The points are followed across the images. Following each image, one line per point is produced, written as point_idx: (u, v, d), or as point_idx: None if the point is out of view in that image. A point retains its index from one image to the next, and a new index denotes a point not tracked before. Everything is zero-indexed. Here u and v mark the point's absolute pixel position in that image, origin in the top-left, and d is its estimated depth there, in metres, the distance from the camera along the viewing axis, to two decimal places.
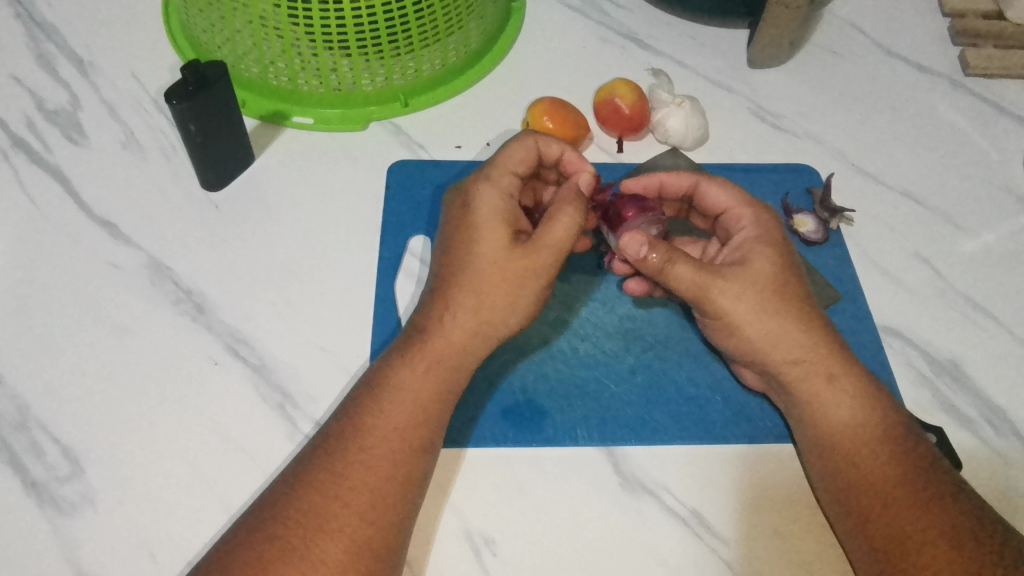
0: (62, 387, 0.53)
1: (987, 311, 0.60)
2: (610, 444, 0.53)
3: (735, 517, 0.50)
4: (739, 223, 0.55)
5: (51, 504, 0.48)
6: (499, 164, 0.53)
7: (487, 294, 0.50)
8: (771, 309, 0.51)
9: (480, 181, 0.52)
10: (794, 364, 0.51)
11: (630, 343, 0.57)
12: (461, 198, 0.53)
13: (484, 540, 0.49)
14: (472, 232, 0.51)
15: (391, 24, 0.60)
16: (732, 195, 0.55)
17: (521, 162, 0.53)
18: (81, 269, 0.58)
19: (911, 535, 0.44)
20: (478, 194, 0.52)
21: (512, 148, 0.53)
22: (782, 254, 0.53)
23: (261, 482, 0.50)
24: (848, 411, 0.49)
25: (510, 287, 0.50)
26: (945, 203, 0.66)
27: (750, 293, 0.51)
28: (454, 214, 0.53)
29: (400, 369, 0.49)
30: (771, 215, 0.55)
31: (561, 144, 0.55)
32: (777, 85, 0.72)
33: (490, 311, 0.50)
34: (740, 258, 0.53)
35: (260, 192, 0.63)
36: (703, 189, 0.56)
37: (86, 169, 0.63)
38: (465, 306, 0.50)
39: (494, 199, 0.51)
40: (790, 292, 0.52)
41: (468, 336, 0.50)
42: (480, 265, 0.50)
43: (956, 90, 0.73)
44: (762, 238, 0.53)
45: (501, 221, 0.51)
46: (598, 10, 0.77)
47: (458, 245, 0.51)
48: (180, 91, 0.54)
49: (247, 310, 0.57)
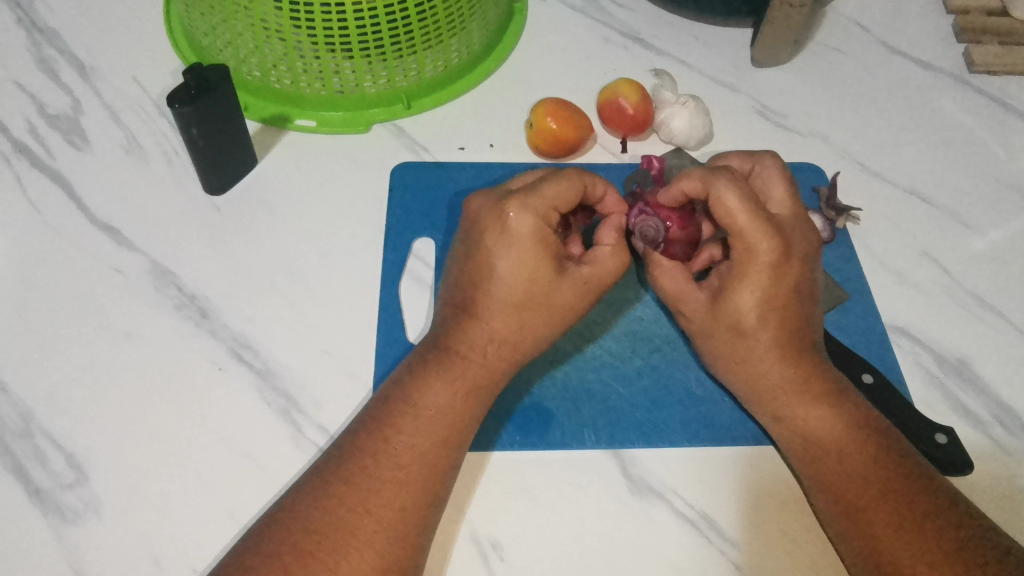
0: (65, 393, 0.52)
1: (996, 310, 0.59)
2: (617, 447, 0.52)
3: (745, 519, 0.50)
4: (741, 249, 0.50)
5: (55, 512, 0.48)
6: (549, 196, 0.50)
7: (526, 324, 0.50)
8: (734, 344, 0.51)
9: (528, 211, 0.49)
10: (747, 393, 0.52)
11: (638, 346, 0.57)
12: (499, 219, 0.50)
13: (491, 545, 0.48)
14: (516, 264, 0.49)
15: (394, 26, 0.60)
16: (741, 216, 0.49)
17: (569, 201, 0.51)
18: (84, 275, 0.58)
19: (905, 540, 0.44)
20: (525, 226, 0.49)
21: (564, 184, 0.50)
22: (775, 291, 0.50)
23: (267, 489, 0.49)
24: (834, 429, 0.49)
25: (551, 325, 0.51)
26: (952, 201, 0.65)
27: (713, 329, 0.52)
28: (491, 237, 0.50)
29: (431, 386, 0.49)
30: (779, 248, 0.49)
31: (605, 185, 0.54)
32: (781, 84, 0.72)
33: (525, 343, 0.50)
34: (720, 285, 0.51)
35: (263, 195, 0.63)
36: (712, 200, 0.50)
37: (88, 174, 0.63)
38: (505, 339, 0.50)
39: (542, 236, 0.49)
40: (764, 335, 0.50)
41: (503, 365, 0.50)
42: (515, 296, 0.49)
43: (961, 87, 0.73)
44: (749, 277, 0.49)
45: (546, 257, 0.49)
46: (600, 9, 0.77)
47: (495, 272, 0.50)
48: (183, 95, 0.54)
49: (251, 314, 0.57)
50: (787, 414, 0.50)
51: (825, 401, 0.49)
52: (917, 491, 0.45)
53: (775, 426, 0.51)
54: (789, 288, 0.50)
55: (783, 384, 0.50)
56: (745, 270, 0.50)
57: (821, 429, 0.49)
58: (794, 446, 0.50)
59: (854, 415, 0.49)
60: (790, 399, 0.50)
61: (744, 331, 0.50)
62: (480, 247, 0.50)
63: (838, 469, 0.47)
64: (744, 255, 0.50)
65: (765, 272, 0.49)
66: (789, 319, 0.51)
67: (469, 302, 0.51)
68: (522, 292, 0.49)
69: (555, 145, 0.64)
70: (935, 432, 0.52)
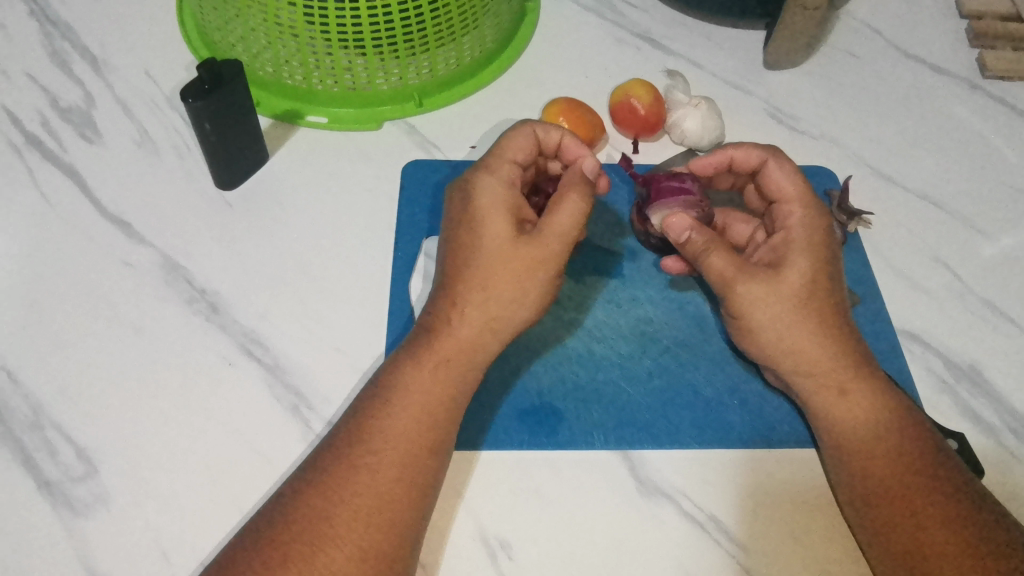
0: (76, 387, 0.52)
1: (1008, 317, 0.59)
2: (627, 448, 0.52)
3: (752, 522, 0.50)
4: (790, 218, 0.53)
5: (64, 504, 0.48)
6: (502, 154, 0.52)
7: (492, 283, 0.49)
8: (797, 315, 0.50)
9: (483, 173, 0.51)
10: (805, 376, 0.51)
11: (648, 346, 0.57)
12: (462, 184, 0.52)
13: (500, 544, 0.48)
14: (476, 224, 0.50)
15: (407, 23, 0.60)
16: (792, 184, 0.54)
17: (524, 155, 0.53)
18: (94, 268, 0.58)
19: (930, 543, 0.44)
20: (482, 185, 0.51)
21: (512, 138, 0.53)
22: (829, 259, 0.51)
23: (274, 485, 0.49)
24: (876, 418, 0.49)
25: (517, 279, 0.49)
26: (964, 207, 0.65)
27: (776, 302, 0.50)
28: (456, 206, 0.52)
29: (428, 380, 0.48)
30: (828, 215, 0.53)
31: (560, 129, 0.54)
32: (793, 86, 0.72)
33: (494, 301, 0.49)
34: (775, 257, 0.52)
35: (274, 191, 0.63)
36: (769, 166, 0.55)
37: (100, 167, 0.63)
38: (472, 301, 0.49)
39: (496, 192, 0.51)
40: (820, 305, 0.51)
41: (476, 332, 0.49)
42: (481, 256, 0.50)
43: (975, 93, 0.73)
44: (803, 242, 0.52)
45: (501, 209, 0.50)
46: (612, 9, 0.77)
47: (461, 239, 0.51)
48: (197, 91, 0.54)
49: (261, 310, 0.56)
50: (852, 389, 0.50)
51: (862, 390, 0.50)
52: (932, 492, 0.45)
53: (839, 402, 0.50)
54: (836, 260, 0.52)
55: (809, 373, 0.51)
56: (800, 236, 0.52)
57: (868, 415, 0.49)
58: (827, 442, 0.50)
59: (892, 401, 0.50)
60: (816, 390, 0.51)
61: (806, 300, 0.50)
62: (449, 217, 0.53)
63: (871, 467, 0.47)
64: (796, 221, 0.53)
65: (821, 235, 0.52)
66: (835, 298, 0.51)
67: (446, 278, 0.51)
68: (486, 252, 0.49)
69: None
70: (946, 439, 0.52)
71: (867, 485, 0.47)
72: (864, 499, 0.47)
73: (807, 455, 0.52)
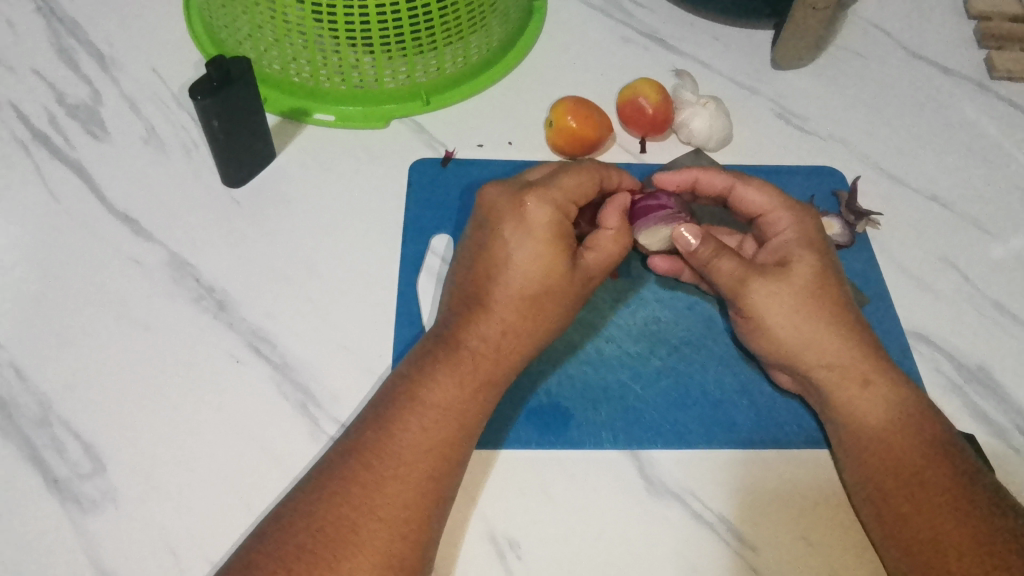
0: (83, 384, 0.52)
1: (1016, 318, 0.59)
2: (635, 447, 0.52)
3: (761, 522, 0.49)
4: (777, 225, 0.54)
5: (73, 501, 0.48)
6: (567, 189, 0.51)
7: (535, 317, 0.50)
8: (817, 305, 0.51)
9: (547, 204, 0.50)
10: (827, 369, 0.50)
11: (656, 346, 0.56)
12: (520, 208, 0.51)
13: (508, 543, 0.48)
14: (530, 253, 0.50)
15: (415, 21, 0.60)
16: (765, 198, 0.55)
17: (585, 193, 0.52)
18: (102, 265, 0.58)
19: (945, 537, 0.44)
20: (544, 215, 0.50)
21: (582, 176, 0.52)
22: (825, 256, 0.53)
23: (282, 482, 0.49)
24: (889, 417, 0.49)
25: (558, 320, 0.51)
26: (973, 208, 0.65)
27: (794, 297, 0.51)
28: (509, 228, 0.51)
29: (440, 381, 0.48)
30: (812, 216, 0.54)
31: (619, 172, 0.55)
32: (801, 86, 0.72)
33: (530, 336, 0.50)
34: (778, 259, 0.53)
35: (282, 189, 0.63)
36: (740, 188, 0.55)
37: (108, 164, 0.63)
38: (510, 328, 0.50)
39: (557, 225, 0.50)
40: (833, 295, 0.51)
41: (507, 361, 0.50)
42: (526, 285, 0.49)
43: (983, 94, 0.72)
44: (803, 242, 0.53)
45: (559, 245, 0.50)
46: (619, 9, 0.77)
47: (510, 263, 0.50)
48: (205, 87, 0.54)
49: (270, 308, 0.56)
50: (875, 377, 0.50)
51: (875, 387, 0.49)
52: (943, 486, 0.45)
53: (863, 390, 0.50)
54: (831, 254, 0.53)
55: (827, 366, 0.50)
56: (798, 241, 0.53)
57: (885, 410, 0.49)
58: (842, 436, 0.50)
59: (906, 398, 0.49)
60: (833, 381, 0.50)
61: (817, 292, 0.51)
62: (495, 234, 0.51)
63: (889, 462, 0.47)
64: (789, 227, 0.54)
65: (817, 234, 0.54)
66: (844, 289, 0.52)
67: (479, 293, 0.51)
68: (535, 285, 0.49)
69: (575, 143, 0.64)
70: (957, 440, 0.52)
71: (880, 484, 0.47)
72: (880, 499, 0.47)
73: (816, 455, 0.52)
